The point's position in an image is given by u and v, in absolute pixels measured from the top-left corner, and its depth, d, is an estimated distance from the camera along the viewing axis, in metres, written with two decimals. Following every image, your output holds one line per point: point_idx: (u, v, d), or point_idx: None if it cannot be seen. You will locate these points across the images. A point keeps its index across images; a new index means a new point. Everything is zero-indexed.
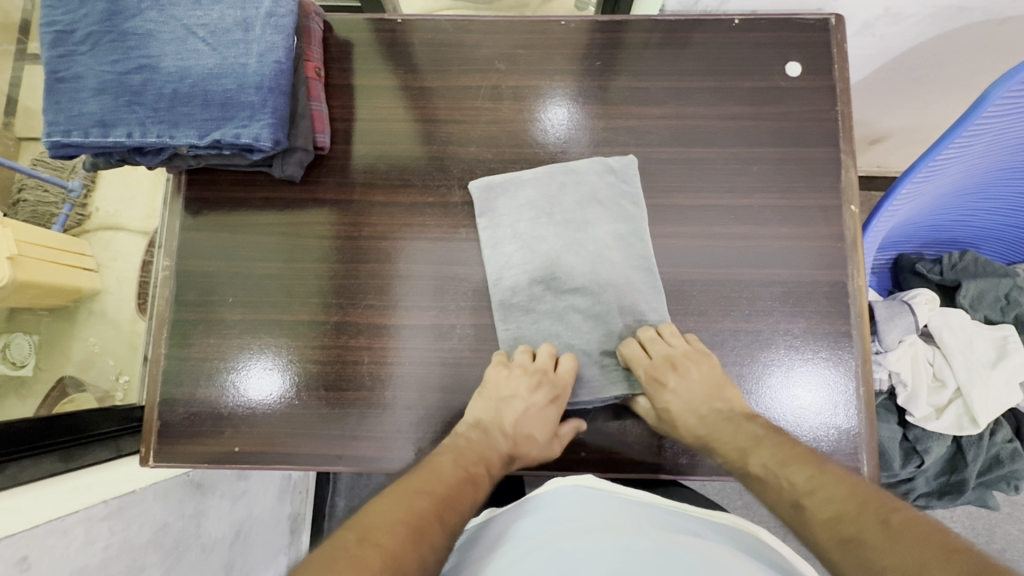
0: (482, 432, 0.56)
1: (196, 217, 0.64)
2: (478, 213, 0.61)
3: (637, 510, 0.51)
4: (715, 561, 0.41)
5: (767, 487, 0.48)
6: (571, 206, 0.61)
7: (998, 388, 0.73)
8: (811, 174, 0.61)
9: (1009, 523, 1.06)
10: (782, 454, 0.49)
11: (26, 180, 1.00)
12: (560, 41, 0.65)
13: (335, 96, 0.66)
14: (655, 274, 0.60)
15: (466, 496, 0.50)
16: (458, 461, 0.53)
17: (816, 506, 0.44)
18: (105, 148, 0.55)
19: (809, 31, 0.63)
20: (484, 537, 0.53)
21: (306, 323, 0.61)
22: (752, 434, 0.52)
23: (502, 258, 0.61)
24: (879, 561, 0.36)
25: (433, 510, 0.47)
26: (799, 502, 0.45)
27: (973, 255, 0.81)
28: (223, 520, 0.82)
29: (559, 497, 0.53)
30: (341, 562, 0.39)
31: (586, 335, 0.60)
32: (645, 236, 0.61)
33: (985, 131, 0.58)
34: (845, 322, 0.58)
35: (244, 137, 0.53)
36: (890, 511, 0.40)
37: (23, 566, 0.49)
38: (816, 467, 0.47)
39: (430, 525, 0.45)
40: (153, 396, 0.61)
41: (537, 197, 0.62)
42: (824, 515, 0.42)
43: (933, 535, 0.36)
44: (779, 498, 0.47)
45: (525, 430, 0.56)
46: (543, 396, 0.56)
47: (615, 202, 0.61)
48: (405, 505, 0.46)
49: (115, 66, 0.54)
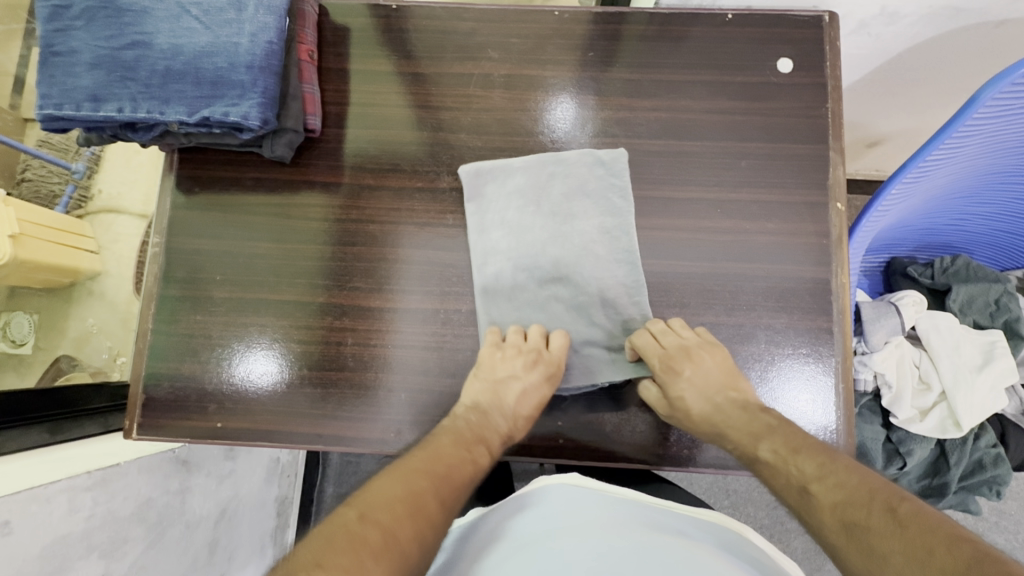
0: (481, 413, 0.56)
1: (188, 195, 0.64)
2: (466, 198, 0.62)
3: (623, 510, 0.51)
4: (697, 562, 0.42)
5: (775, 473, 0.50)
6: (558, 197, 0.61)
7: (983, 393, 0.72)
8: (799, 170, 0.61)
9: (996, 532, 1.06)
10: (795, 441, 0.50)
11: (31, 161, 1.00)
12: (554, 31, 0.65)
13: (329, 80, 0.66)
14: (638, 266, 0.60)
15: (465, 474, 0.52)
16: (459, 441, 0.54)
17: (825, 493, 0.46)
18: (97, 123, 0.56)
19: (803, 28, 0.63)
20: (468, 538, 0.52)
21: (293, 303, 0.62)
22: (767, 423, 0.53)
23: (488, 243, 0.61)
24: (880, 546, 0.40)
25: (431, 489, 0.49)
26: (807, 488, 0.47)
27: (964, 259, 0.81)
28: (209, 498, 0.83)
29: (545, 496, 0.54)
30: (335, 542, 0.41)
31: (565, 323, 0.61)
32: (630, 229, 0.60)
33: (975, 133, 0.58)
34: (827, 319, 0.59)
35: (233, 115, 0.54)
36: (896, 499, 0.42)
37: (3, 530, 0.50)
38: (822, 456, 0.48)
39: (427, 504, 0.48)
40: (139, 369, 0.62)
41: (527, 184, 0.62)
42: (832, 501, 0.45)
43: (937, 524, 0.38)
44: (788, 483, 0.49)
45: (522, 408, 0.58)
46: (539, 374, 0.57)
47: (603, 195, 0.61)
48: (406, 484, 0.48)
49: (109, 41, 0.55)
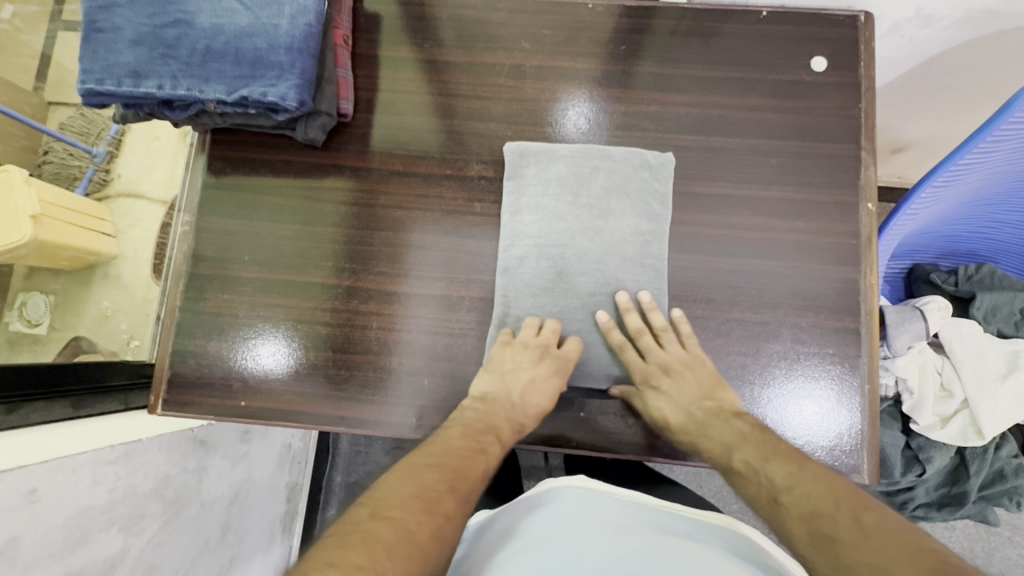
0: (488, 405, 0.56)
1: (218, 176, 0.65)
2: (506, 175, 0.62)
3: (626, 512, 0.51)
4: (707, 565, 0.41)
5: (748, 482, 0.49)
6: (598, 192, 0.61)
7: (1005, 403, 0.72)
8: (831, 169, 0.61)
9: (1008, 547, 1.05)
10: (767, 450, 0.50)
11: (52, 143, 1.02)
12: (588, 24, 0.66)
13: (360, 66, 0.67)
14: (662, 275, 0.60)
15: (477, 466, 0.51)
16: (466, 432, 0.53)
17: (794, 502, 0.44)
18: (136, 99, 0.56)
19: (837, 27, 0.63)
20: (469, 544, 0.52)
21: (318, 286, 0.62)
22: (739, 431, 0.53)
23: (518, 225, 0.61)
24: (845, 554, 0.38)
25: (443, 483, 0.47)
26: (777, 498, 0.46)
27: (989, 267, 0.81)
28: (223, 480, 0.83)
29: (550, 502, 0.53)
30: (349, 539, 0.39)
31: (578, 319, 0.60)
32: (663, 236, 0.60)
33: (1010, 139, 0.57)
34: (854, 320, 0.58)
35: (271, 95, 0.54)
36: (864, 508, 0.41)
37: (31, 498, 0.50)
38: (795, 465, 0.48)
39: (439, 495, 0.46)
40: (166, 345, 0.62)
41: (568, 173, 0.62)
42: (800, 511, 0.43)
43: (903, 534, 0.38)
44: (760, 492, 0.48)
45: (532, 398, 0.57)
46: (546, 367, 0.57)
47: (643, 198, 0.61)
48: (412, 480, 0.47)
49: (152, 19, 0.55)
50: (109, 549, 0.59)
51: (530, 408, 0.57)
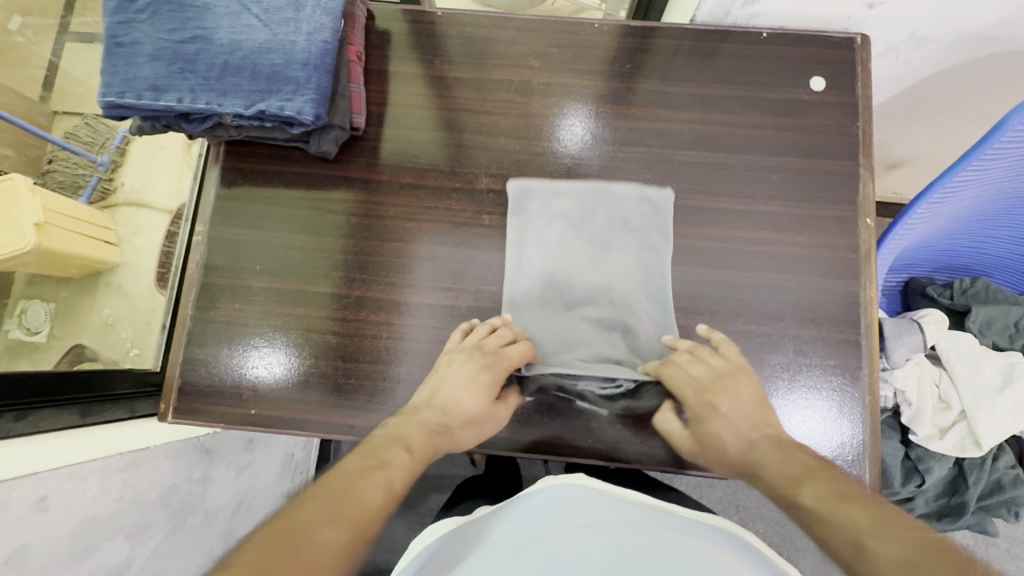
0: (413, 410, 0.55)
1: (231, 187, 0.66)
2: (509, 208, 0.64)
3: (625, 509, 0.52)
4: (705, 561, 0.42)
5: (814, 522, 0.41)
6: (601, 224, 0.64)
7: (1002, 414, 0.73)
8: (830, 185, 0.62)
9: (1007, 559, 1.05)
10: (836, 489, 0.43)
11: (57, 152, 1.02)
12: (592, 43, 0.68)
13: (371, 81, 0.68)
14: (664, 305, 0.61)
15: (375, 482, 0.44)
16: (364, 453, 0.48)
17: (883, 546, 0.36)
18: (155, 112, 0.58)
19: (835, 48, 0.65)
20: (465, 533, 0.52)
21: (327, 295, 0.63)
22: (805, 467, 0.46)
23: (522, 259, 0.63)
24: None
25: (329, 507, 0.40)
26: (859, 541, 0.37)
27: (983, 282, 0.82)
28: (227, 489, 0.84)
29: (550, 495, 0.54)
30: None
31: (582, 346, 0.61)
32: (663, 268, 0.62)
33: (1002, 157, 0.58)
34: (854, 331, 0.60)
35: (287, 110, 0.56)
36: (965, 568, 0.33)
37: (41, 505, 0.51)
38: (873, 509, 0.40)
39: (317, 521, 0.38)
40: (176, 354, 0.63)
41: (572, 206, 0.64)
42: (891, 558, 0.35)
43: None
44: (833, 533, 0.39)
45: (458, 401, 0.55)
46: (472, 365, 0.56)
47: (644, 230, 0.63)
48: (292, 512, 0.39)
49: (172, 35, 0.57)
50: (116, 557, 0.60)
51: (462, 411, 0.55)
